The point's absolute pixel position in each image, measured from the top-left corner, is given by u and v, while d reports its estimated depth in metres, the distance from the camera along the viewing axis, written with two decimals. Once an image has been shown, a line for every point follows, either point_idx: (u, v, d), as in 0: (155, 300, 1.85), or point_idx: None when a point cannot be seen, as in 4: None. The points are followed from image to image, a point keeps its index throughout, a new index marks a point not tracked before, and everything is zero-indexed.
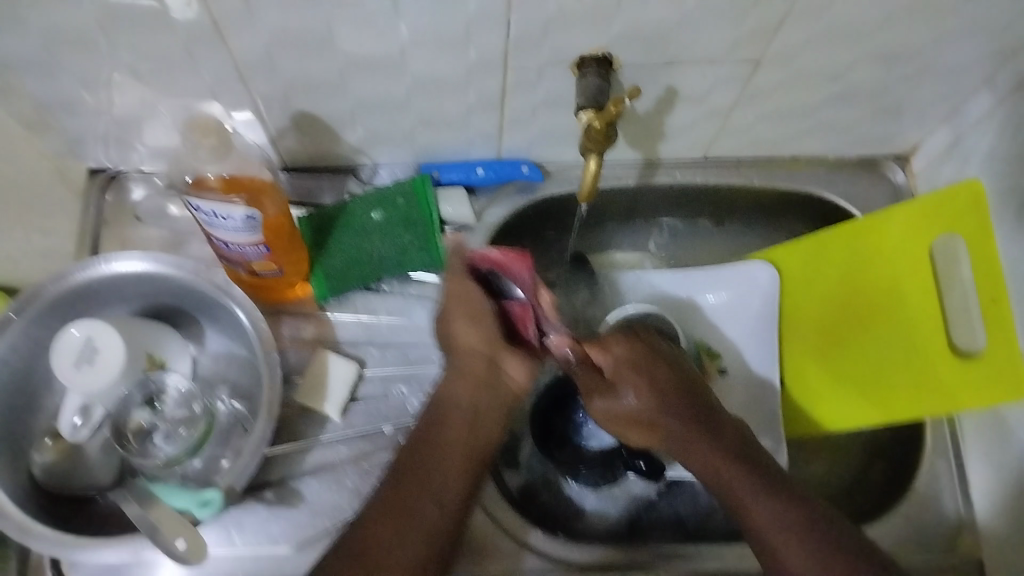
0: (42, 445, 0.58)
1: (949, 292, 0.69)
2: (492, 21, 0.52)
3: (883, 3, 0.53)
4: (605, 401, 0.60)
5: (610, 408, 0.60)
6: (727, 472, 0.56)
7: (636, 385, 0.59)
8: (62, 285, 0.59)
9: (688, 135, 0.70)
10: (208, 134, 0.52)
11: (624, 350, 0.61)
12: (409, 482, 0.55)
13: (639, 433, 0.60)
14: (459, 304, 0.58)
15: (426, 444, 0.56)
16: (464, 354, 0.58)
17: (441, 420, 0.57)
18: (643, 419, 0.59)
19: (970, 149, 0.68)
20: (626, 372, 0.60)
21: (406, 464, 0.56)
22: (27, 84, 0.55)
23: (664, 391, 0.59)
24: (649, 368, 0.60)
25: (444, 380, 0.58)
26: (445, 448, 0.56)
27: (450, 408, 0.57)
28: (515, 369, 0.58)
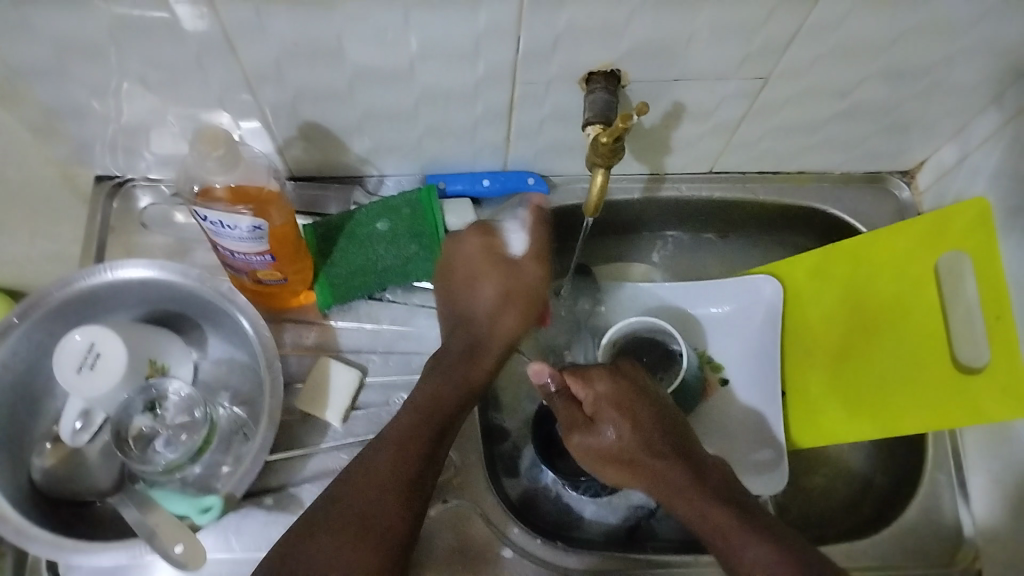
0: (44, 450, 0.60)
1: (952, 313, 0.69)
2: (501, 35, 0.52)
3: (891, 22, 0.54)
4: (585, 437, 0.61)
5: (588, 444, 0.61)
6: (712, 511, 0.56)
7: (618, 420, 0.60)
8: (67, 291, 0.60)
9: (694, 150, 0.70)
10: (217, 145, 0.51)
11: (608, 382, 0.62)
12: (409, 454, 0.56)
13: (614, 467, 0.60)
14: (470, 257, 0.66)
15: (417, 429, 0.58)
16: (466, 308, 0.66)
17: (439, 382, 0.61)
18: (620, 455, 0.60)
19: (976, 168, 0.68)
20: (608, 407, 0.61)
21: (402, 439, 0.57)
22: (36, 91, 0.55)
23: (642, 423, 0.60)
24: (630, 402, 0.61)
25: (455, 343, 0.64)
26: (440, 403, 0.60)
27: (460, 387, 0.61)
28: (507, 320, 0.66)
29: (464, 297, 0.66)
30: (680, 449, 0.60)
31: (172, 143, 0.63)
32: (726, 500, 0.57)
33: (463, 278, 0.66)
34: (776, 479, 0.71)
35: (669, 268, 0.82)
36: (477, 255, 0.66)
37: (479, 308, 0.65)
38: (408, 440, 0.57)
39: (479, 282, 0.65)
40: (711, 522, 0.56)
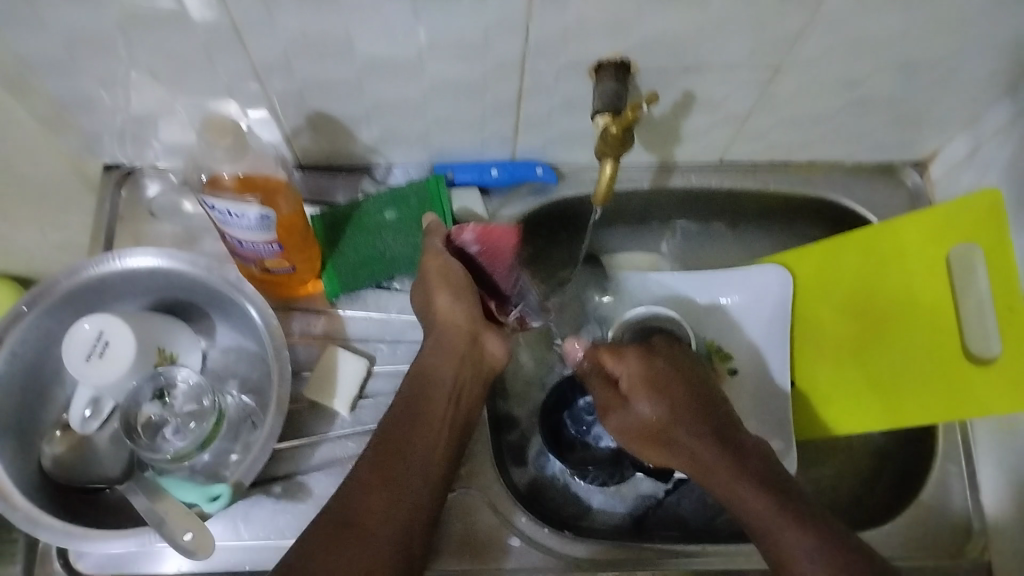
0: (52, 438, 0.60)
1: (964, 303, 0.68)
2: (510, 25, 0.52)
3: (906, 12, 0.53)
4: (624, 417, 0.62)
5: (628, 425, 0.62)
6: (754, 498, 0.54)
7: (652, 397, 0.60)
8: (75, 279, 0.60)
9: (704, 140, 0.69)
10: (224, 134, 0.51)
11: (639, 360, 0.63)
12: (397, 458, 0.55)
13: (653, 446, 0.61)
14: (452, 281, 0.62)
15: (398, 433, 0.56)
16: (442, 329, 0.61)
17: (424, 394, 0.59)
18: (657, 434, 0.60)
19: (990, 159, 0.67)
20: (643, 386, 0.61)
21: (387, 441, 0.56)
22: (44, 80, 0.55)
23: (674, 401, 0.60)
24: (660, 379, 0.61)
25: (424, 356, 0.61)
26: (429, 424, 0.58)
27: (432, 381, 0.60)
28: (488, 344, 0.63)
29: (443, 320, 0.61)
30: (712, 429, 0.59)
31: (180, 132, 0.63)
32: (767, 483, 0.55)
33: (444, 304, 0.61)
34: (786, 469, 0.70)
35: (677, 257, 0.82)
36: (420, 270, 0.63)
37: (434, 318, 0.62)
38: (386, 445, 0.55)
39: (463, 306, 0.62)
40: (753, 511, 0.54)
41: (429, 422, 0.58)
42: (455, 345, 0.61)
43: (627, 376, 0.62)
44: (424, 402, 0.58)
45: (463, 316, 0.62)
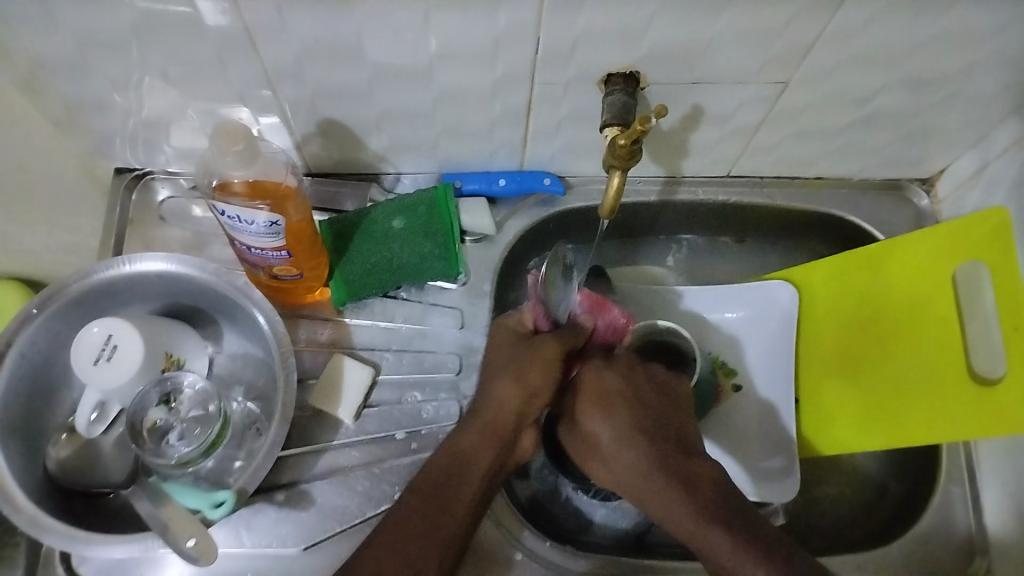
0: (57, 441, 0.60)
1: (970, 321, 0.68)
2: (520, 36, 0.52)
3: (914, 29, 0.53)
4: (582, 437, 0.60)
5: (584, 448, 0.60)
6: (699, 536, 0.51)
7: (602, 418, 0.58)
8: (86, 282, 0.60)
9: (711, 153, 0.69)
10: (236, 141, 0.51)
11: (591, 379, 0.60)
12: (425, 523, 0.54)
13: (604, 466, 0.58)
14: (545, 373, 0.59)
15: (423, 499, 0.55)
16: (497, 412, 0.58)
17: (464, 465, 0.56)
18: (609, 458, 0.58)
19: (997, 177, 0.67)
20: (592, 407, 0.59)
21: (411, 510, 0.54)
22: (59, 83, 0.56)
23: (623, 427, 0.57)
24: (610, 401, 0.59)
25: (462, 433, 0.58)
26: (455, 504, 0.55)
27: (468, 461, 0.57)
28: (527, 437, 0.60)
29: (500, 404, 0.59)
30: (662, 460, 0.55)
31: (191, 137, 0.64)
32: (713, 517, 0.51)
33: (517, 392, 0.58)
34: (786, 488, 0.70)
35: (684, 271, 0.81)
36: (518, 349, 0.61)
37: (495, 397, 0.59)
38: (409, 515, 0.54)
39: (536, 401, 0.59)
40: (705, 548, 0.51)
41: (459, 494, 0.55)
42: (503, 431, 0.58)
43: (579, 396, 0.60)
44: (457, 477, 0.56)
45: (530, 409, 0.59)
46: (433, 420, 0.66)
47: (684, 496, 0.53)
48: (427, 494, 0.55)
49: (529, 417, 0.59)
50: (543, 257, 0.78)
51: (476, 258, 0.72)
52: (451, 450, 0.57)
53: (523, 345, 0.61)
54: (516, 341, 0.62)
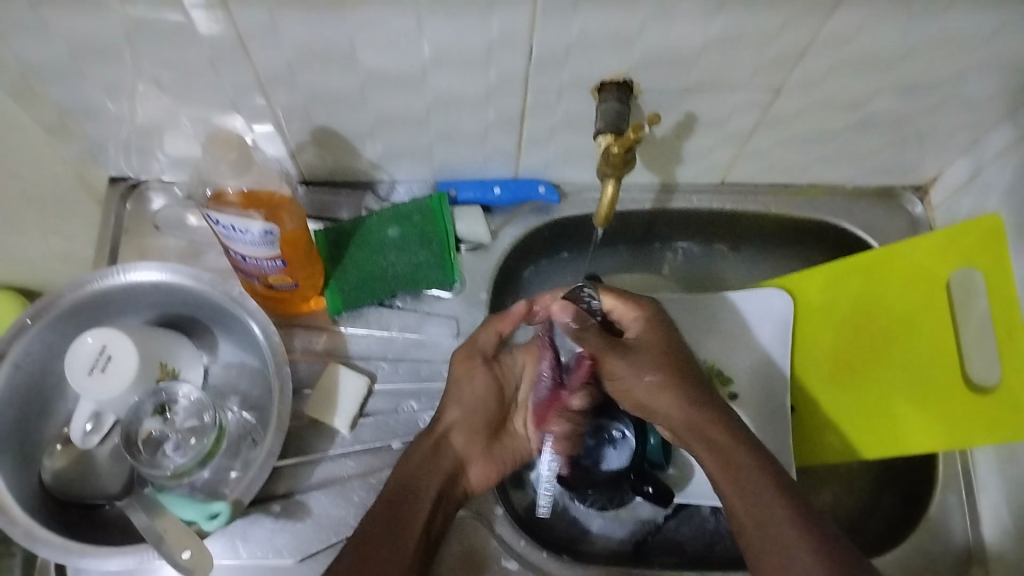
0: (52, 452, 0.60)
1: (964, 328, 0.69)
2: (514, 42, 0.53)
3: (905, 35, 0.53)
4: (630, 356, 0.59)
5: (627, 372, 0.59)
6: (741, 465, 0.55)
7: (653, 355, 0.59)
8: (79, 293, 0.60)
9: (704, 160, 0.70)
10: (230, 150, 0.52)
11: (650, 314, 0.61)
12: (391, 526, 0.55)
13: (653, 386, 0.58)
14: (475, 391, 0.64)
15: (397, 504, 0.56)
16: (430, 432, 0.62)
17: (412, 491, 0.58)
18: (663, 379, 0.58)
19: (989, 183, 0.67)
20: (651, 340, 0.60)
21: (389, 503, 0.56)
22: (52, 91, 0.56)
23: (679, 371, 0.59)
24: (669, 340, 0.60)
25: (407, 459, 0.60)
26: (413, 517, 0.56)
27: (418, 481, 0.58)
28: (473, 468, 0.63)
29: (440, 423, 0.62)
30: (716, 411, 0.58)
31: (185, 144, 0.64)
32: (761, 455, 0.55)
33: (450, 414, 0.63)
34: None
35: (680, 278, 0.81)
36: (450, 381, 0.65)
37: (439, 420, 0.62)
38: (384, 516, 0.55)
39: (472, 420, 0.64)
40: (745, 478, 0.54)
41: (414, 515, 0.56)
42: (442, 451, 0.61)
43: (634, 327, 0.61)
44: (413, 495, 0.57)
45: (464, 432, 0.63)
46: None
47: (736, 435, 0.57)
48: (392, 500, 0.57)
49: (466, 443, 0.63)
50: (537, 266, 0.78)
51: (471, 266, 0.72)
52: (405, 469, 0.59)
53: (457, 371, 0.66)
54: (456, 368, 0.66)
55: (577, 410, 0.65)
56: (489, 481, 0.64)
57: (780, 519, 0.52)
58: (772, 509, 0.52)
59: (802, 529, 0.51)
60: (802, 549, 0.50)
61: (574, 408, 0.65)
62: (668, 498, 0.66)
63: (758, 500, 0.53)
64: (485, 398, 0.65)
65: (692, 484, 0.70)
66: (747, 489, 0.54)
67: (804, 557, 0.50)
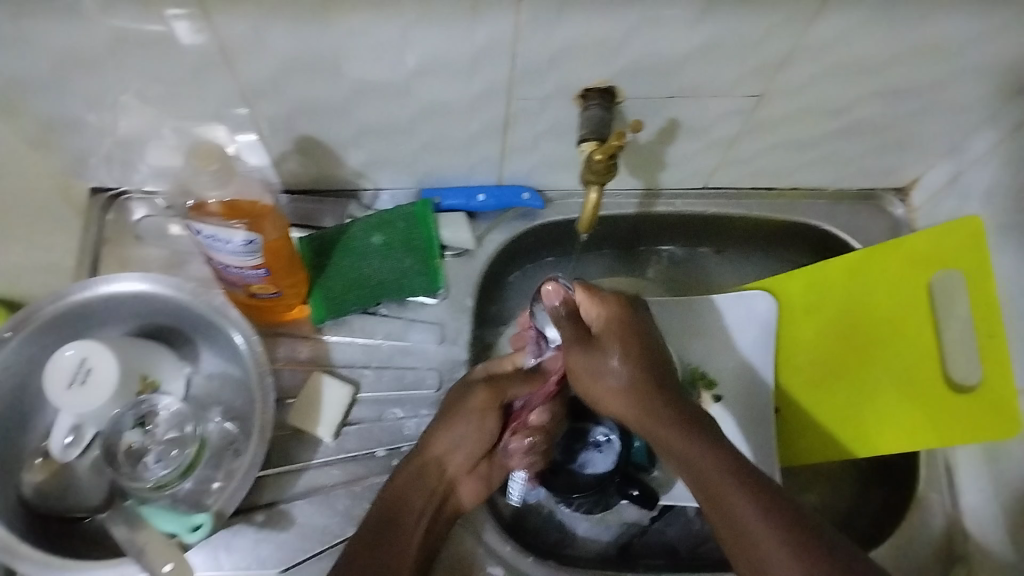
0: (33, 465, 0.60)
1: (946, 331, 0.69)
2: (497, 52, 0.53)
3: (887, 42, 0.54)
4: (588, 353, 0.55)
5: (591, 368, 0.55)
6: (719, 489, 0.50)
7: (620, 356, 0.54)
8: (59, 304, 0.59)
9: (688, 166, 0.70)
10: (211, 161, 0.51)
11: (619, 307, 0.56)
12: (378, 546, 0.55)
13: (612, 387, 0.55)
14: (471, 427, 0.63)
15: (380, 526, 0.56)
16: (422, 457, 0.61)
17: (394, 515, 0.57)
18: (625, 381, 0.54)
19: (970, 186, 0.68)
20: (615, 336, 0.55)
21: (374, 527, 0.56)
22: (31, 103, 0.55)
23: (643, 370, 0.54)
24: (634, 332, 0.56)
25: (393, 482, 0.59)
26: (398, 541, 0.56)
27: (401, 505, 0.58)
28: (462, 487, 0.64)
29: (431, 448, 0.61)
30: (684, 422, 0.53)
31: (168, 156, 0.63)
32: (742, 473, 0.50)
33: (444, 441, 0.62)
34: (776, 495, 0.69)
35: (664, 282, 0.81)
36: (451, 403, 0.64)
37: (431, 445, 0.61)
38: (370, 539, 0.55)
39: (467, 448, 0.63)
40: (726, 506, 0.49)
41: (398, 538, 0.56)
42: (430, 474, 0.61)
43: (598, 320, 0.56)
44: (398, 519, 0.57)
45: (457, 457, 0.63)
46: (414, 437, 0.66)
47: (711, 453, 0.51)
48: (375, 526, 0.56)
49: (457, 467, 0.63)
50: (522, 270, 0.78)
51: (455, 272, 0.72)
52: (393, 489, 0.59)
53: (459, 394, 0.64)
54: (456, 390, 0.65)
55: (537, 426, 0.65)
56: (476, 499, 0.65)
57: (764, 547, 0.47)
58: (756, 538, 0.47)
59: (788, 556, 0.46)
60: (780, 560, 0.46)
61: (534, 424, 0.65)
62: (653, 499, 0.67)
63: (739, 531, 0.48)
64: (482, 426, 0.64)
65: (678, 487, 0.71)
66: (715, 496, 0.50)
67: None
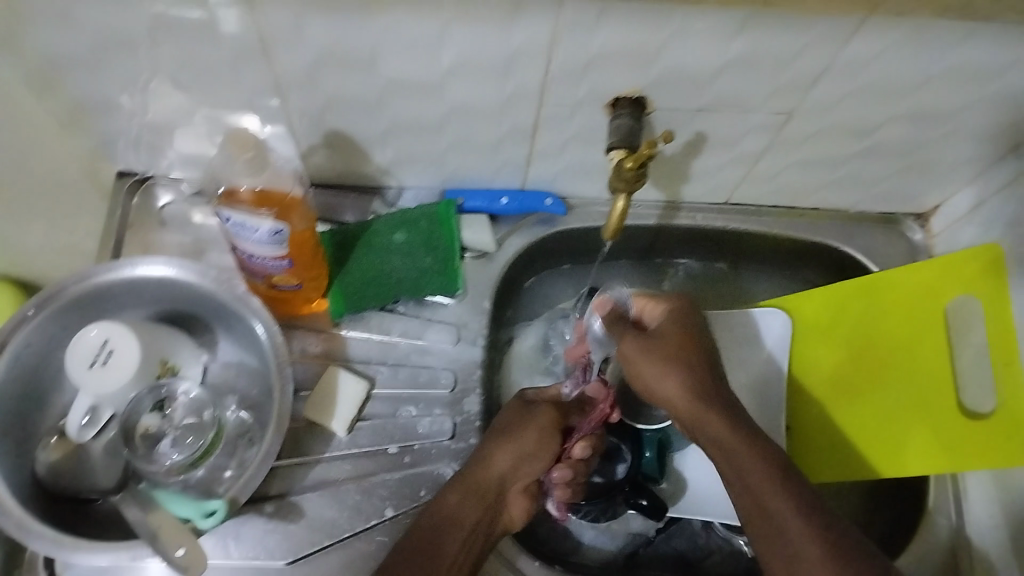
0: (47, 444, 0.58)
1: (961, 356, 0.70)
2: (535, 54, 0.53)
3: (919, 65, 0.54)
4: (643, 340, 0.60)
5: (643, 359, 0.59)
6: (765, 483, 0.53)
7: (673, 366, 0.58)
8: (84, 284, 0.60)
9: (712, 180, 0.70)
10: (246, 148, 0.52)
11: (680, 309, 0.62)
12: (424, 562, 0.54)
13: (662, 371, 0.58)
14: (532, 443, 0.61)
15: (428, 541, 0.55)
16: (482, 475, 0.59)
17: (442, 533, 0.56)
18: (669, 363, 0.58)
19: (991, 214, 0.68)
20: (672, 329, 0.60)
21: (422, 543, 0.55)
22: (68, 83, 0.56)
23: (690, 357, 0.59)
24: (693, 333, 0.60)
25: (444, 497, 0.58)
26: (446, 555, 0.55)
27: (451, 524, 0.56)
28: (514, 505, 0.60)
29: (485, 469, 0.59)
30: (738, 421, 0.57)
31: (196, 143, 0.64)
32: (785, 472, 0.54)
33: (510, 456, 0.60)
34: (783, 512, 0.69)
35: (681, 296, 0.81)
36: (510, 420, 0.62)
37: (488, 464, 0.59)
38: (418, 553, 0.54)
39: (529, 465, 0.61)
40: (767, 501, 0.53)
41: (446, 556, 0.55)
42: (487, 493, 0.58)
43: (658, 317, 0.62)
44: (444, 536, 0.56)
45: (518, 474, 0.60)
46: (428, 436, 0.66)
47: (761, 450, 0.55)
48: (423, 540, 0.55)
49: (514, 484, 0.60)
50: (540, 276, 0.79)
51: (475, 274, 0.72)
52: (436, 512, 0.57)
53: (523, 413, 0.63)
54: (519, 409, 0.63)
55: (579, 458, 0.64)
56: (518, 520, 0.61)
57: (801, 543, 0.50)
58: (792, 532, 0.51)
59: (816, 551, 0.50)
60: (809, 550, 0.50)
61: (575, 456, 0.64)
62: (661, 511, 0.67)
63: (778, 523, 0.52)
64: (542, 445, 0.61)
65: (685, 499, 0.71)
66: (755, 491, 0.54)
67: (815, 571, 0.49)
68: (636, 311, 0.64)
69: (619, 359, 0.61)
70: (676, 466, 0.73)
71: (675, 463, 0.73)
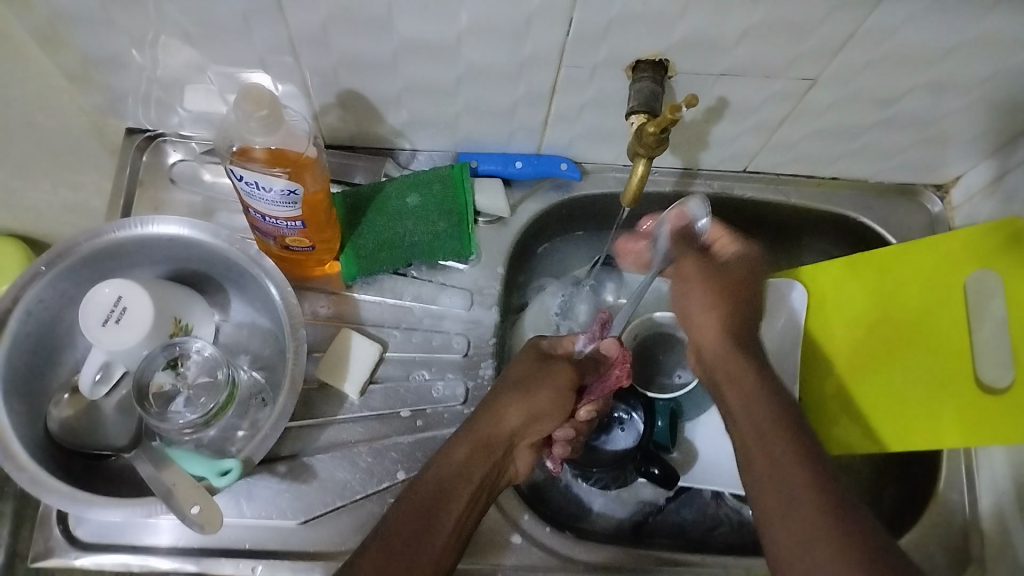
0: (60, 401, 0.59)
1: (978, 330, 0.68)
2: (553, 16, 0.52)
3: (948, 32, 0.53)
4: (706, 266, 0.62)
5: (695, 276, 0.62)
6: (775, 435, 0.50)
7: (712, 301, 0.60)
8: (96, 242, 0.59)
9: (730, 147, 0.69)
10: (260, 106, 0.50)
11: (746, 252, 0.63)
12: (424, 515, 0.52)
13: (709, 301, 0.60)
14: (547, 403, 0.59)
15: (427, 492, 0.53)
16: (495, 428, 0.57)
17: (444, 490, 0.53)
18: (715, 296, 0.60)
19: (1012, 187, 0.67)
20: (734, 266, 0.62)
21: (426, 491, 0.53)
22: (77, 36, 0.55)
23: (741, 296, 0.60)
24: (749, 278, 0.61)
25: (449, 450, 0.56)
26: (445, 513, 0.52)
27: (449, 480, 0.54)
28: (520, 461, 0.59)
29: (495, 425, 0.57)
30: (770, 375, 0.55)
31: (207, 100, 0.63)
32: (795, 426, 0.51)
33: (522, 413, 0.58)
34: None
35: None
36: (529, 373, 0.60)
37: (498, 417, 0.57)
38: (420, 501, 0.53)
39: (539, 424, 0.59)
40: (775, 453, 0.49)
41: (445, 510, 0.53)
42: (495, 449, 0.57)
43: (727, 253, 0.62)
44: (448, 490, 0.53)
45: (527, 431, 0.58)
46: (442, 400, 0.66)
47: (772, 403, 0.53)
48: (429, 489, 0.53)
49: (522, 441, 0.58)
50: (552, 243, 0.78)
51: (488, 239, 0.71)
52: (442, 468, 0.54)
53: (539, 368, 0.61)
54: (536, 362, 0.61)
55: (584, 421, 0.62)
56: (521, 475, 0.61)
57: (795, 485, 0.46)
58: (793, 482, 0.47)
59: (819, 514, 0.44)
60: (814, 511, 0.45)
61: (580, 418, 0.62)
62: (672, 479, 0.66)
63: (781, 464, 0.48)
64: (556, 404, 0.59)
65: (695, 469, 0.71)
66: (772, 456, 0.49)
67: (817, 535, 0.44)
68: (706, 239, 0.64)
69: (675, 281, 0.64)
70: (687, 436, 0.72)
71: (686, 432, 0.73)
